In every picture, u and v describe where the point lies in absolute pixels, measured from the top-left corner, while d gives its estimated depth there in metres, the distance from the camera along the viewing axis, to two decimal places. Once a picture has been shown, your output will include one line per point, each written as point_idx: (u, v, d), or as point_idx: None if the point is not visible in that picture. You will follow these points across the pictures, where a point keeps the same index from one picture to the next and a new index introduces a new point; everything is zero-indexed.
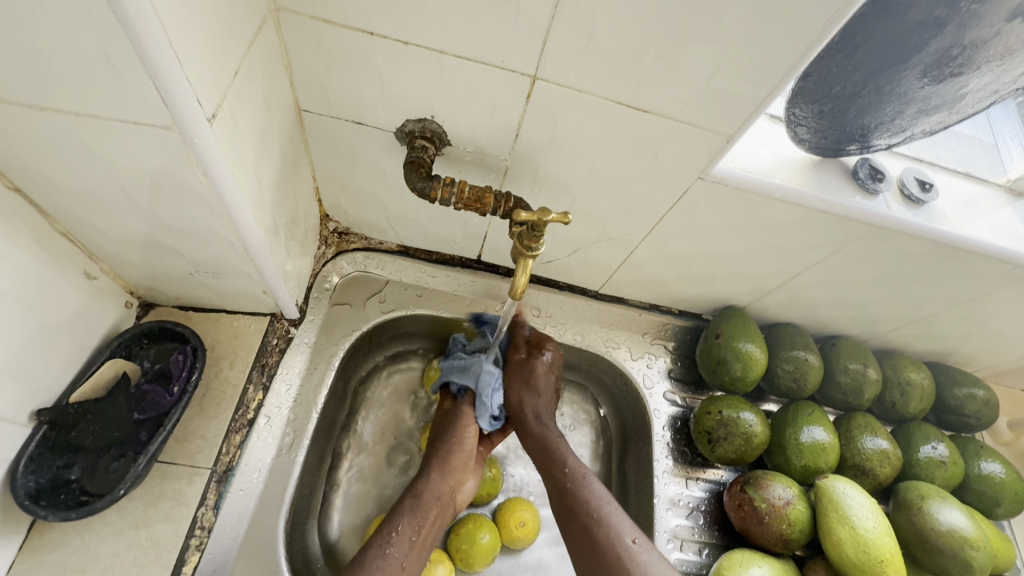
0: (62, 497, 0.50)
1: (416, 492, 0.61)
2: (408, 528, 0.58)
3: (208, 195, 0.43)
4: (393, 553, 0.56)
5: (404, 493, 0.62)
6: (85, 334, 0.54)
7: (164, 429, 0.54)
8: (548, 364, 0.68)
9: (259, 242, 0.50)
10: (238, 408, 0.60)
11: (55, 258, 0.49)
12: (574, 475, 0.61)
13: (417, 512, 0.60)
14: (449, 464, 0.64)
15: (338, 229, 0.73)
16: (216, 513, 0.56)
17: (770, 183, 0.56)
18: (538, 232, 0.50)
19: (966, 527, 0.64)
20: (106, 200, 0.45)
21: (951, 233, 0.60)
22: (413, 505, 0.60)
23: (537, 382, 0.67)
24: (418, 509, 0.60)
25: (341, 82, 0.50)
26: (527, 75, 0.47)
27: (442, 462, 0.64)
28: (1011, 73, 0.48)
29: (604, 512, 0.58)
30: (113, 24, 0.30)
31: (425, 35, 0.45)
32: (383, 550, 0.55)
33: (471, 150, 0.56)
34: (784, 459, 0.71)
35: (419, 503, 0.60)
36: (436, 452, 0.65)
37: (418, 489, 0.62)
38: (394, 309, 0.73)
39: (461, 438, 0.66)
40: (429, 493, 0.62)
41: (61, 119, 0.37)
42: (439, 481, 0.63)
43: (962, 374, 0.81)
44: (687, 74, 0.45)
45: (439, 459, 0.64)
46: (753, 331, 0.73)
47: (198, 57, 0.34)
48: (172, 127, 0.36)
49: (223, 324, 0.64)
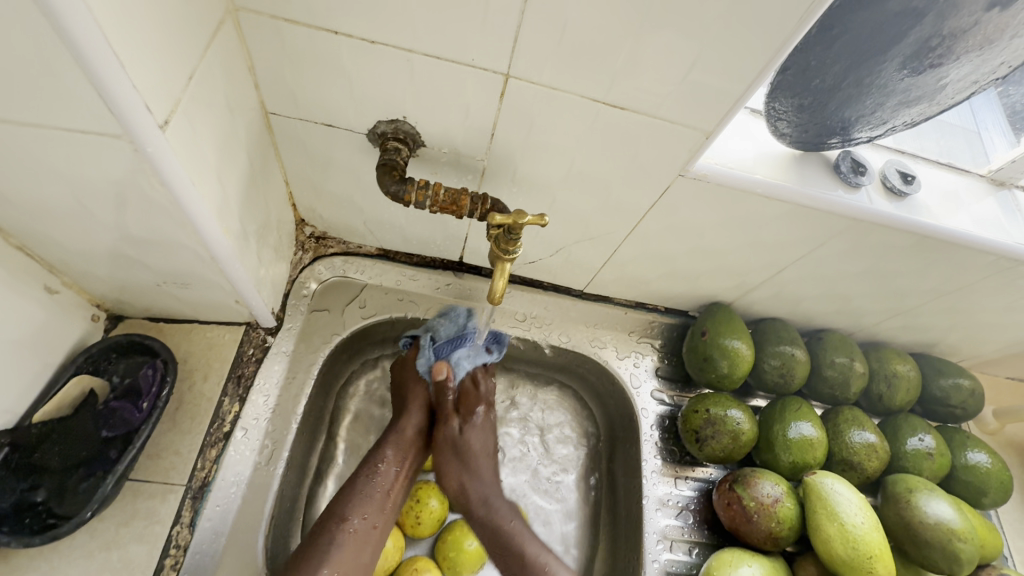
0: (26, 521, 0.48)
1: (396, 429, 0.66)
2: (389, 463, 0.64)
3: (166, 204, 0.41)
4: (377, 481, 0.62)
5: (386, 429, 0.67)
6: (48, 351, 0.52)
7: (133, 447, 0.52)
8: (479, 425, 0.68)
9: (225, 251, 0.48)
10: (213, 422, 0.59)
11: (11, 273, 0.47)
12: (507, 527, 0.63)
13: (398, 444, 0.65)
14: (422, 404, 0.68)
15: (315, 234, 0.71)
16: (192, 531, 0.54)
17: (751, 179, 0.55)
18: (514, 235, 0.49)
19: (954, 519, 0.64)
20: (61, 212, 0.43)
21: (934, 225, 0.59)
22: (394, 440, 0.65)
23: (456, 460, 0.66)
24: (400, 445, 0.65)
25: (307, 84, 0.49)
26: (499, 73, 0.46)
27: (416, 404, 0.68)
28: (991, 62, 0.47)
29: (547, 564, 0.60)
30: (44, 26, 0.28)
31: (392, 33, 0.43)
32: (370, 477, 0.62)
33: (446, 150, 0.54)
34: (772, 455, 0.70)
35: (401, 439, 0.66)
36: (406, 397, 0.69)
37: (401, 426, 0.67)
38: (375, 313, 0.72)
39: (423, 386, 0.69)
40: (411, 428, 0.67)
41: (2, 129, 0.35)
42: (416, 417, 0.67)
43: (948, 364, 0.81)
44: (662, 69, 0.44)
45: (411, 400, 0.68)
46: (739, 327, 0.73)
47: (145, 61, 0.33)
48: (122, 135, 0.34)
49: (196, 335, 0.62)
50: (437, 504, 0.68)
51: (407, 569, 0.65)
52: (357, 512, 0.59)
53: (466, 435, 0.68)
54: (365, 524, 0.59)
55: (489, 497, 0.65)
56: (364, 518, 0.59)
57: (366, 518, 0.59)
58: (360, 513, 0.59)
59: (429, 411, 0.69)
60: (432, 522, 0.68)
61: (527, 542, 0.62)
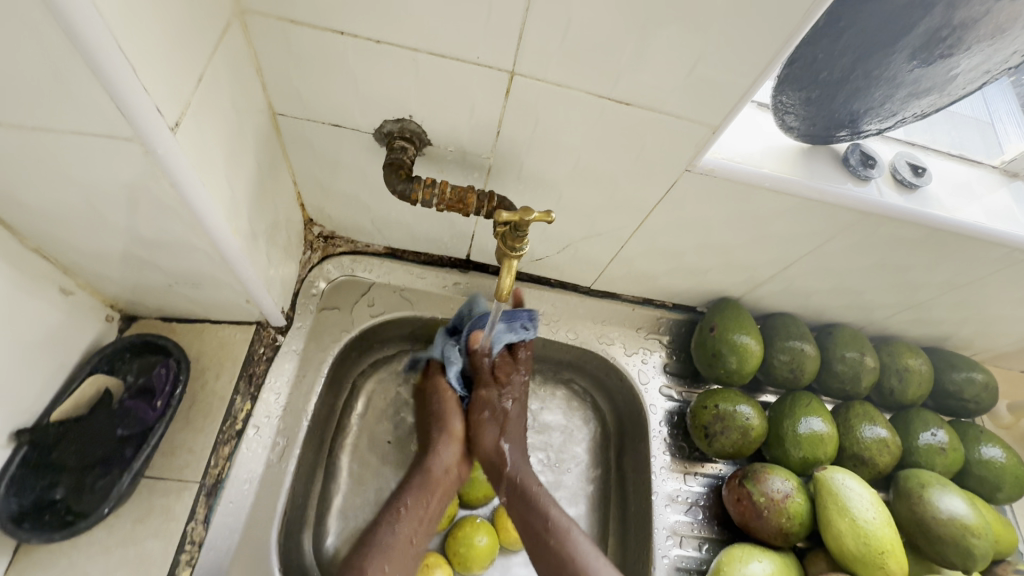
0: (46, 518, 0.50)
1: (422, 468, 0.63)
2: (414, 503, 0.60)
3: (177, 205, 0.42)
4: (399, 530, 0.58)
5: (414, 466, 0.64)
6: (63, 352, 0.53)
7: (147, 446, 0.53)
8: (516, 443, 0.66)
9: (235, 251, 0.49)
10: (225, 420, 0.59)
11: (27, 274, 0.48)
12: (551, 528, 0.58)
13: (424, 485, 0.62)
14: (452, 437, 0.65)
15: (323, 233, 0.71)
16: (206, 527, 0.55)
17: (759, 173, 0.54)
18: (520, 232, 0.49)
19: (968, 515, 0.63)
20: (75, 215, 0.44)
21: (946, 217, 0.59)
22: (420, 481, 0.62)
23: (495, 425, 0.65)
24: (427, 484, 0.62)
25: (315, 84, 0.49)
26: (504, 71, 0.46)
27: (447, 437, 0.65)
28: (1003, 52, 0.46)
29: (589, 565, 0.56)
30: (57, 33, 0.28)
31: (397, 32, 0.43)
32: (390, 525, 0.58)
33: (452, 149, 0.55)
34: (782, 451, 0.70)
35: (428, 478, 0.62)
36: (438, 421, 0.66)
37: (429, 463, 0.63)
38: (384, 311, 0.72)
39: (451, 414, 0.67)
40: (439, 468, 0.63)
41: (17, 133, 0.35)
42: (445, 452, 0.64)
43: (960, 358, 0.80)
44: (668, 63, 0.43)
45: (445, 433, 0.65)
46: (747, 322, 0.72)
47: (155, 65, 0.33)
48: (134, 138, 0.35)
49: (208, 334, 0.63)
50: (447, 501, 0.69)
51: (418, 564, 0.65)
52: (377, 562, 0.55)
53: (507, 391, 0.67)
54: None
55: (519, 465, 0.64)
56: (382, 573, 0.54)
57: (387, 569, 0.55)
58: (380, 563, 0.55)
59: (457, 452, 0.65)
60: (441, 519, 0.68)
61: (548, 509, 0.60)
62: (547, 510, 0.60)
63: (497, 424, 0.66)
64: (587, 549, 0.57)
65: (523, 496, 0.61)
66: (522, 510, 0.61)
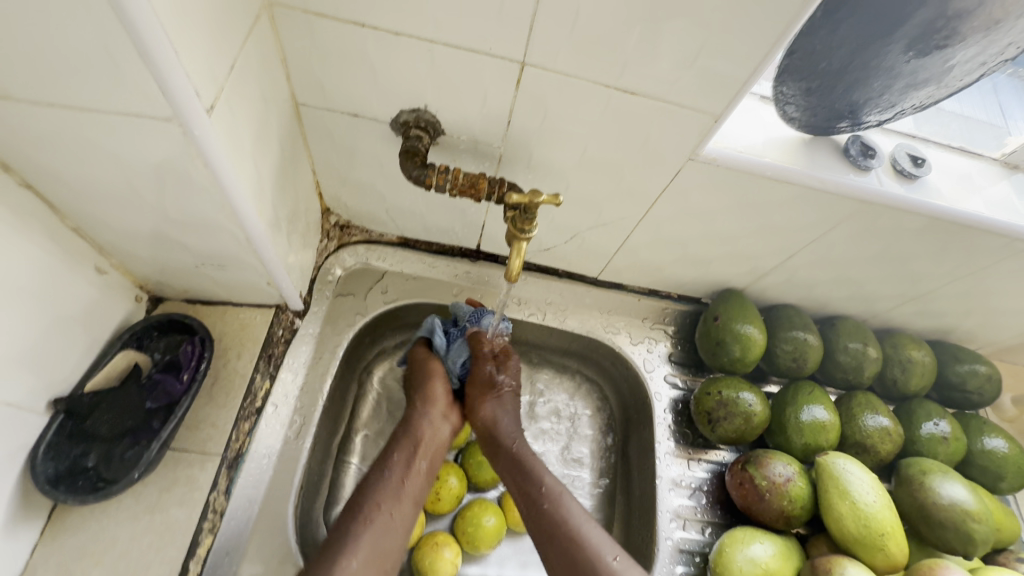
0: (80, 483, 0.53)
1: (408, 423, 0.64)
2: (404, 454, 0.61)
3: (208, 186, 0.44)
4: (391, 476, 0.59)
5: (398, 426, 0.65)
6: (97, 328, 0.56)
7: (174, 417, 0.56)
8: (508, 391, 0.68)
9: (259, 233, 0.52)
10: (247, 397, 0.62)
11: (66, 251, 0.51)
12: (546, 492, 0.59)
13: (411, 439, 0.63)
14: (433, 399, 0.67)
15: (340, 222, 0.74)
16: (228, 498, 0.57)
17: (760, 162, 0.56)
18: (530, 214, 0.52)
19: (968, 501, 0.64)
20: (114, 195, 0.47)
21: (946, 207, 0.60)
22: (406, 434, 0.63)
23: (495, 401, 0.67)
24: (412, 435, 0.63)
25: (336, 75, 0.52)
26: (515, 62, 0.48)
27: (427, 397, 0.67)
28: (998, 44, 0.48)
29: (581, 529, 0.56)
30: (110, 18, 0.31)
31: (415, 25, 0.46)
32: (381, 474, 0.59)
33: (465, 138, 0.57)
34: (785, 438, 0.71)
35: (412, 432, 0.64)
36: (419, 389, 0.68)
37: (413, 422, 0.65)
38: (397, 299, 0.74)
39: (433, 374, 0.68)
40: (426, 428, 0.64)
41: (68, 115, 0.39)
42: (427, 411, 0.66)
43: (964, 351, 0.81)
44: (672, 54, 0.46)
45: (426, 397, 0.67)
46: (751, 312, 0.74)
47: (195, 51, 0.36)
48: (173, 119, 0.38)
49: (230, 317, 0.66)
50: (455, 482, 0.71)
51: (428, 542, 0.67)
52: (372, 502, 0.56)
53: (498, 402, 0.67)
54: (383, 515, 0.56)
55: (517, 438, 0.65)
56: (380, 510, 0.56)
57: (381, 507, 0.56)
58: (375, 503, 0.56)
59: (436, 412, 0.66)
60: (451, 499, 0.71)
61: (542, 472, 0.61)
62: (538, 478, 0.60)
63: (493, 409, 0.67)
64: (588, 525, 0.57)
65: (518, 466, 0.62)
66: (519, 479, 0.61)
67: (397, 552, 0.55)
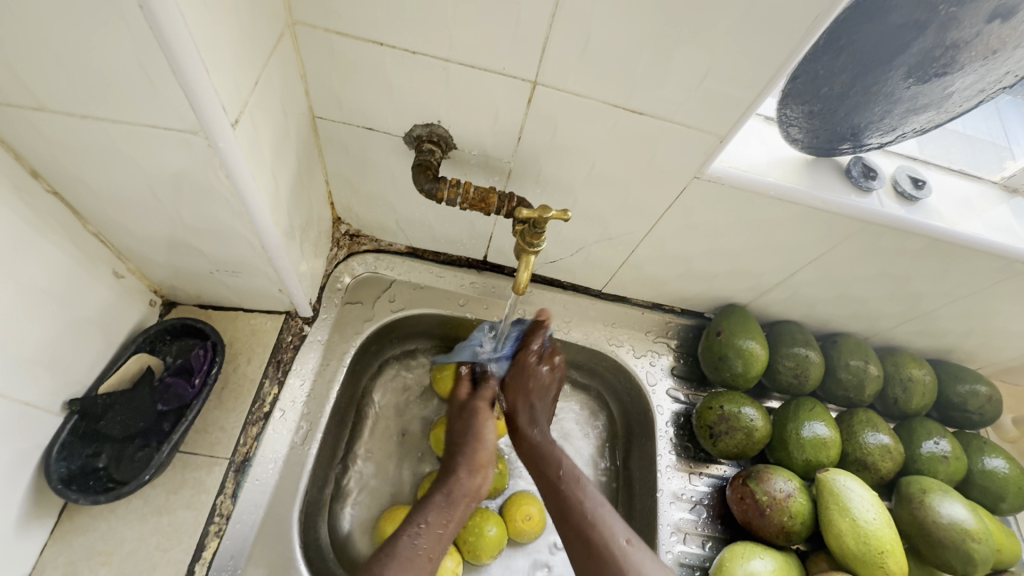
0: (91, 483, 0.54)
1: (447, 490, 0.58)
2: (434, 522, 0.54)
3: (228, 195, 0.46)
4: (432, 508, 0.56)
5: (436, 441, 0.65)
6: (112, 331, 0.58)
7: (185, 420, 0.57)
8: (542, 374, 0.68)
9: (275, 241, 0.53)
10: (255, 402, 0.63)
11: (86, 255, 0.53)
12: (564, 475, 0.60)
13: (446, 507, 0.56)
14: (475, 453, 0.60)
15: (350, 232, 0.76)
16: (234, 501, 0.58)
17: (764, 181, 0.57)
18: (539, 228, 0.53)
19: (968, 520, 0.65)
20: (136, 202, 0.48)
21: (946, 228, 0.61)
22: (441, 502, 0.56)
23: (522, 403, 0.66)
24: (449, 502, 0.57)
25: (353, 91, 0.53)
26: (527, 81, 0.50)
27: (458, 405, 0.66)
28: (996, 71, 0.49)
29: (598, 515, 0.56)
30: (148, 37, 0.33)
31: (431, 45, 0.48)
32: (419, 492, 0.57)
33: (476, 153, 0.59)
34: (786, 454, 0.72)
35: (450, 498, 0.57)
36: (461, 444, 0.61)
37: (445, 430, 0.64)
38: (404, 307, 0.76)
39: (484, 419, 0.63)
40: (462, 496, 0.58)
41: (99, 126, 0.40)
42: (468, 477, 0.59)
43: (965, 370, 0.81)
44: (679, 77, 0.47)
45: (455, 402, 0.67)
46: (754, 328, 0.75)
47: (223, 67, 0.38)
48: (199, 131, 0.39)
49: (241, 322, 0.67)
50: None
51: None
52: (411, 526, 0.53)
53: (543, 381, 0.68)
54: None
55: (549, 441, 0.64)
56: (419, 535, 0.53)
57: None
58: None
59: (478, 470, 0.60)
60: None
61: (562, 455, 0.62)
62: (581, 499, 0.57)
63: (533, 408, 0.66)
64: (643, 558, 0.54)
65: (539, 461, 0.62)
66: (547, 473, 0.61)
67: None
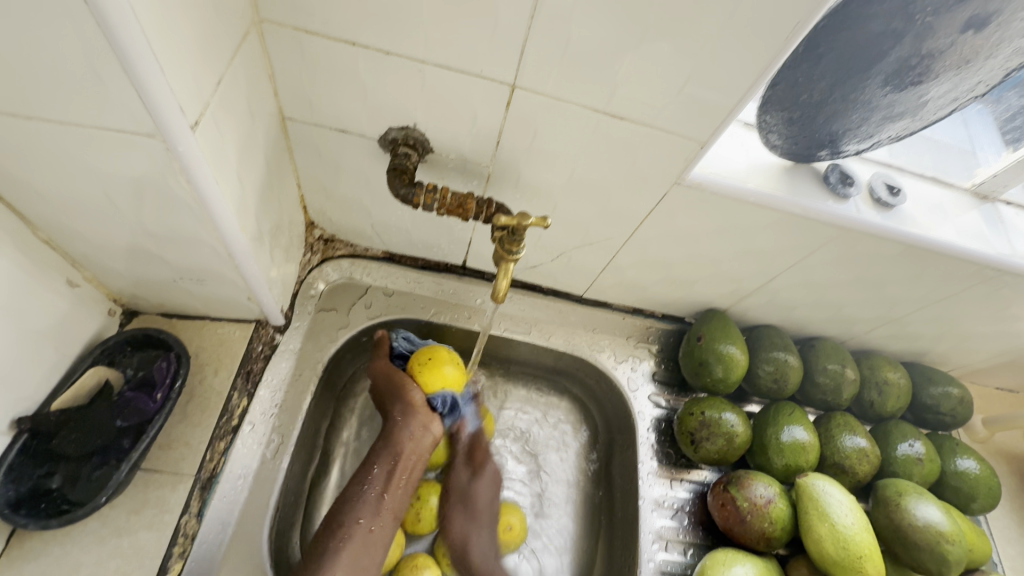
0: (43, 506, 0.51)
1: (388, 434, 0.63)
2: (382, 468, 0.61)
3: (191, 202, 0.44)
4: (371, 489, 0.60)
5: (379, 435, 0.64)
6: (66, 343, 0.55)
7: (145, 437, 0.54)
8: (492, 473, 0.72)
9: (242, 248, 0.51)
10: (223, 415, 0.60)
11: (37, 264, 0.50)
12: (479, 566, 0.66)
13: (391, 451, 0.62)
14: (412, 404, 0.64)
15: (324, 236, 0.73)
16: (200, 521, 0.55)
17: (744, 188, 0.57)
18: (518, 236, 0.52)
19: (942, 522, 0.66)
20: (90, 208, 0.46)
21: (921, 235, 0.62)
22: (386, 445, 0.62)
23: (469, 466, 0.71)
24: (392, 448, 0.62)
25: (326, 91, 0.51)
26: (506, 84, 0.49)
27: (407, 404, 0.64)
28: (969, 81, 0.50)
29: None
30: (97, 35, 0.31)
31: (405, 46, 0.46)
32: (361, 487, 0.60)
33: (454, 157, 0.57)
34: (765, 459, 0.72)
35: (391, 442, 0.63)
36: (397, 396, 0.65)
37: (392, 430, 0.63)
38: (380, 314, 0.74)
39: (410, 382, 0.66)
40: (405, 439, 0.63)
41: (47, 128, 0.38)
42: (408, 420, 0.64)
43: (937, 373, 0.83)
44: (658, 84, 0.47)
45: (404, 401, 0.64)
46: (733, 333, 0.75)
47: (180, 67, 0.36)
48: (155, 134, 0.37)
49: (208, 331, 0.64)
50: (437, 502, 0.70)
51: (407, 565, 0.65)
52: (352, 517, 0.58)
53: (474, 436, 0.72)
54: (362, 529, 0.58)
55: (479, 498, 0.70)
56: (360, 524, 0.58)
57: (361, 522, 0.58)
58: (356, 517, 0.58)
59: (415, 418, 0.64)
60: (432, 520, 0.69)
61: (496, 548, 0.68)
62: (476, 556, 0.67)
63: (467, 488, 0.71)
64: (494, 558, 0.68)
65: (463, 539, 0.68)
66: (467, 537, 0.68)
67: (377, 564, 0.58)
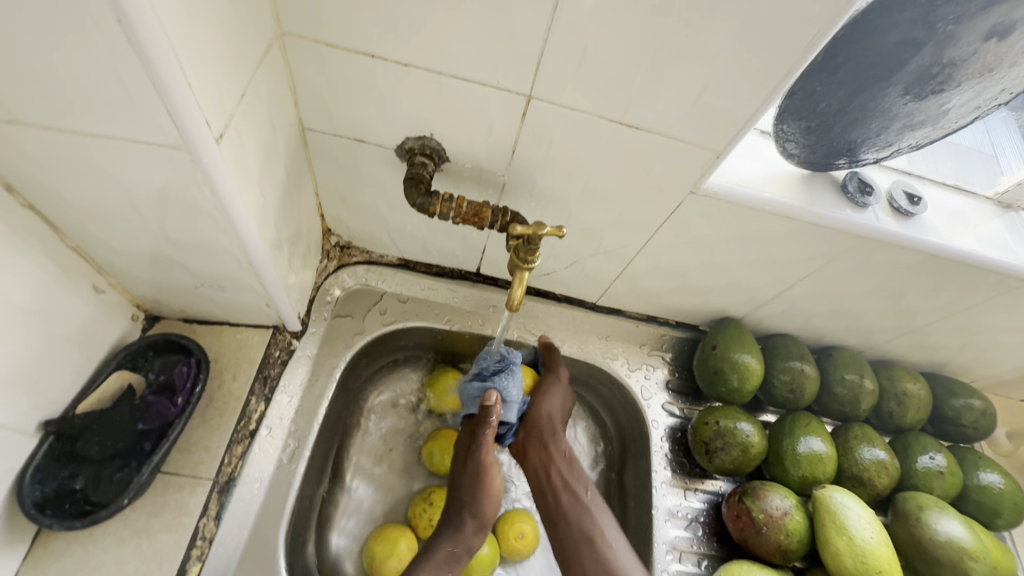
0: (67, 506, 0.52)
1: (454, 532, 0.61)
2: (445, 562, 0.59)
3: (213, 211, 0.45)
4: None
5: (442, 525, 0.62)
6: (91, 348, 0.56)
7: (167, 441, 0.56)
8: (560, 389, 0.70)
9: (262, 256, 0.51)
10: (240, 419, 0.61)
11: (65, 270, 0.51)
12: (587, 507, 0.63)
13: (456, 546, 0.60)
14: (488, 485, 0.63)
15: (340, 243, 0.74)
16: (218, 524, 0.56)
17: (761, 196, 0.57)
18: (533, 244, 0.52)
19: (965, 538, 0.64)
20: (116, 216, 0.47)
21: (941, 244, 0.61)
22: (452, 539, 0.60)
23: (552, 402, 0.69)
24: (457, 542, 0.60)
25: (344, 102, 0.52)
26: (522, 94, 0.49)
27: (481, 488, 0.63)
28: (992, 89, 0.49)
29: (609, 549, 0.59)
30: (128, 52, 0.32)
31: (423, 58, 0.47)
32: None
33: (469, 166, 0.58)
34: (782, 469, 0.71)
35: (458, 540, 0.61)
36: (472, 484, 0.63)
37: (460, 525, 0.61)
38: (395, 321, 0.74)
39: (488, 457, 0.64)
40: (471, 539, 0.61)
41: (78, 140, 0.39)
42: (475, 521, 0.62)
43: (960, 384, 0.81)
44: (673, 94, 0.47)
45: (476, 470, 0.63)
46: (748, 342, 0.74)
47: (206, 82, 0.37)
48: (181, 146, 0.38)
49: (227, 337, 0.65)
50: None
51: None
52: None
53: (551, 397, 0.69)
54: None
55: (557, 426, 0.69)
56: None
57: None
58: None
59: (481, 507, 0.62)
60: None
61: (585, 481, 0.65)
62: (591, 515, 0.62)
63: (564, 472, 0.65)
64: (611, 531, 0.61)
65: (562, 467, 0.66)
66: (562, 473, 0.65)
67: None
